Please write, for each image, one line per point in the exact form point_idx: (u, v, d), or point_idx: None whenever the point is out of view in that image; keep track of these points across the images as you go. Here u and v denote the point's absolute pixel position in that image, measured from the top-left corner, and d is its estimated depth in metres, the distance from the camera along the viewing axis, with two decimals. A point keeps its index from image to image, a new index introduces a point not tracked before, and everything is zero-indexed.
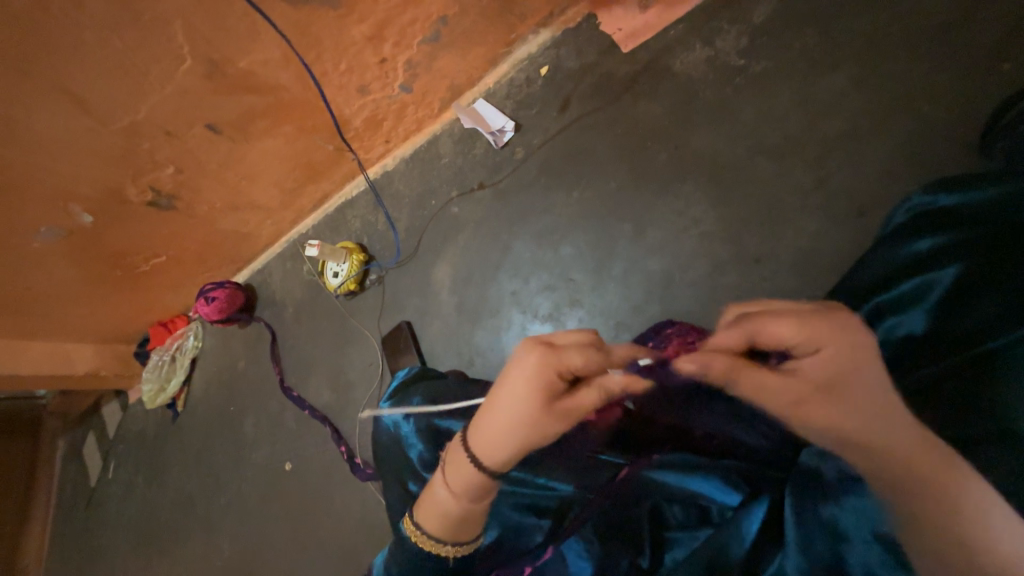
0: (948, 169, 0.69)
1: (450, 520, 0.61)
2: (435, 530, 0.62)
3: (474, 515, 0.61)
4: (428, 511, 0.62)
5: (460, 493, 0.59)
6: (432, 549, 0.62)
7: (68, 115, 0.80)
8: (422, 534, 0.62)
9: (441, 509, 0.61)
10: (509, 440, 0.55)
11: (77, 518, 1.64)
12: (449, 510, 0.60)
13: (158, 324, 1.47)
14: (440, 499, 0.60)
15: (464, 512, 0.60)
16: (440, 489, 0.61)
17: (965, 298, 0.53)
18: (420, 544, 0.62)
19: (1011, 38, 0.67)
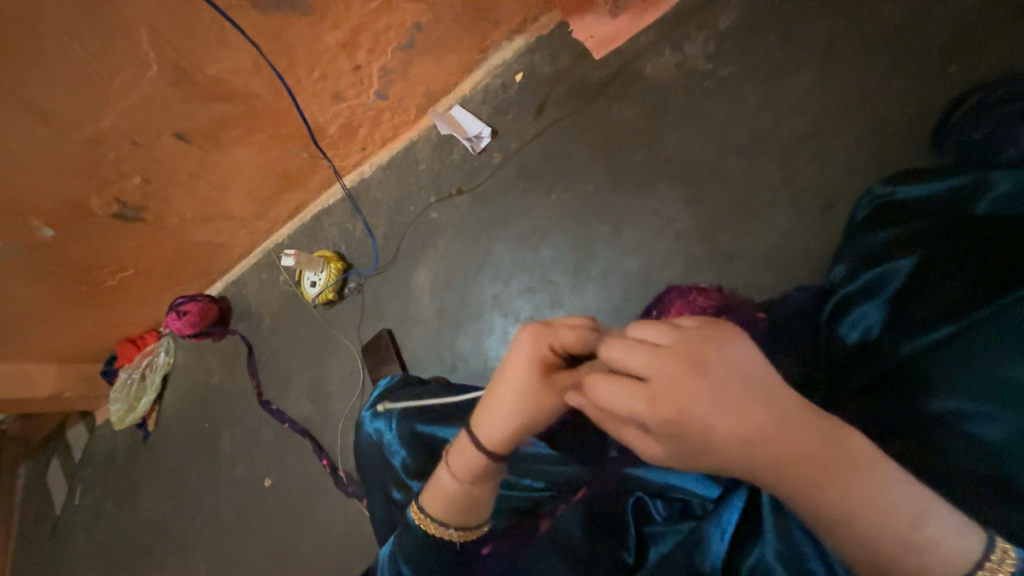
0: (905, 165, 0.73)
1: (455, 503, 0.60)
2: (440, 513, 0.61)
3: (481, 494, 0.60)
4: (432, 496, 0.61)
5: (466, 476, 0.59)
6: (436, 533, 0.60)
7: (27, 125, 0.77)
8: (425, 516, 0.61)
9: (446, 493, 0.60)
10: (510, 425, 0.54)
11: (40, 548, 1.55)
12: (455, 493, 0.60)
13: (125, 341, 1.41)
14: (445, 484, 0.60)
15: (470, 495, 0.60)
16: (445, 475, 0.60)
17: (925, 283, 0.56)
18: (421, 527, 0.61)
19: (957, 42, 0.71)
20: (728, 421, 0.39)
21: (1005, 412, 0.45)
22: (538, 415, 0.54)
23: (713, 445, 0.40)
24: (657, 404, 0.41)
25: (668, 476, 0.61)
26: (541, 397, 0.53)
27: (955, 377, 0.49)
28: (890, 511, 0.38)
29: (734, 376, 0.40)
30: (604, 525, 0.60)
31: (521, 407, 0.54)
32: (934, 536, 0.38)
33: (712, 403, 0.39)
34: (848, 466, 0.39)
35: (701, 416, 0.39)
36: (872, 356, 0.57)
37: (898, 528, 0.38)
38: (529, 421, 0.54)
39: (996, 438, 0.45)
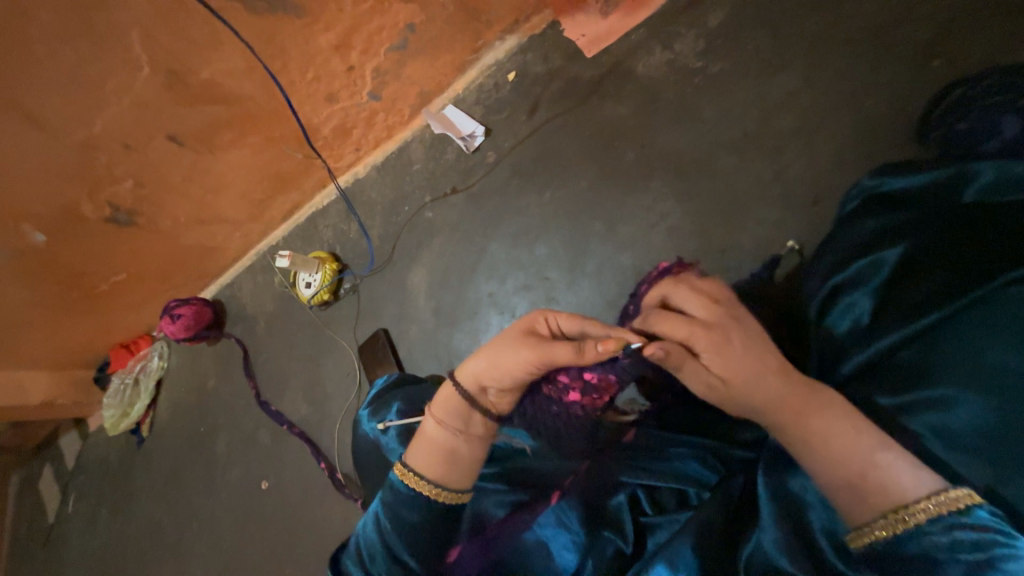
0: (893, 157, 0.74)
1: (433, 455, 0.62)
2: (422, 466, 0.62)
3: (461, 449, 0.62)
4: (417, 447, 0.64)
5: (445, 423, 0.63)
6: (413, 487, 0.61)
7: (18, 130, 0.76)
8: (409, 471, 0.62)
9: (428, 441, 0.63)
10: (482, 371, 0.61)
11: (33, 558, 1.53)
12: (435, 442, 0.63)
13: (118, 347, 1.40)
14: (428, 430, 0.64)
15: (448, 447, 0.62)
16: (430, 423, 0.64)
17: (911, 273, 0.56)
18: (403, 480, 0.62)
19: (940, 38, 0.73)
20: (746, 364, 0.52)
21: (984, 399, 0.48)
22: (506, 364, 0.59)
23: (733, 377, 0.52)
24: (709, 331, 0.53)
25: (668, 464, 0.63)
26: (512, 351, 0.58)
27: (942, 366, 0.51)
28: (854, 442, 0.48)
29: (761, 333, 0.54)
30: (600, 514, 0.61)
31: (491, 354, 0.60)
32: (891, 464, 0.46)
33: (748, 346, 0.52)
34: (825, 403, 0.50)
35: (737, 349, 0.52)
36: (860, 343, 0.58)
37: (862, 456, 0.47)
38: (497, 369, 0.59)
39: (978, 422, 0.48)
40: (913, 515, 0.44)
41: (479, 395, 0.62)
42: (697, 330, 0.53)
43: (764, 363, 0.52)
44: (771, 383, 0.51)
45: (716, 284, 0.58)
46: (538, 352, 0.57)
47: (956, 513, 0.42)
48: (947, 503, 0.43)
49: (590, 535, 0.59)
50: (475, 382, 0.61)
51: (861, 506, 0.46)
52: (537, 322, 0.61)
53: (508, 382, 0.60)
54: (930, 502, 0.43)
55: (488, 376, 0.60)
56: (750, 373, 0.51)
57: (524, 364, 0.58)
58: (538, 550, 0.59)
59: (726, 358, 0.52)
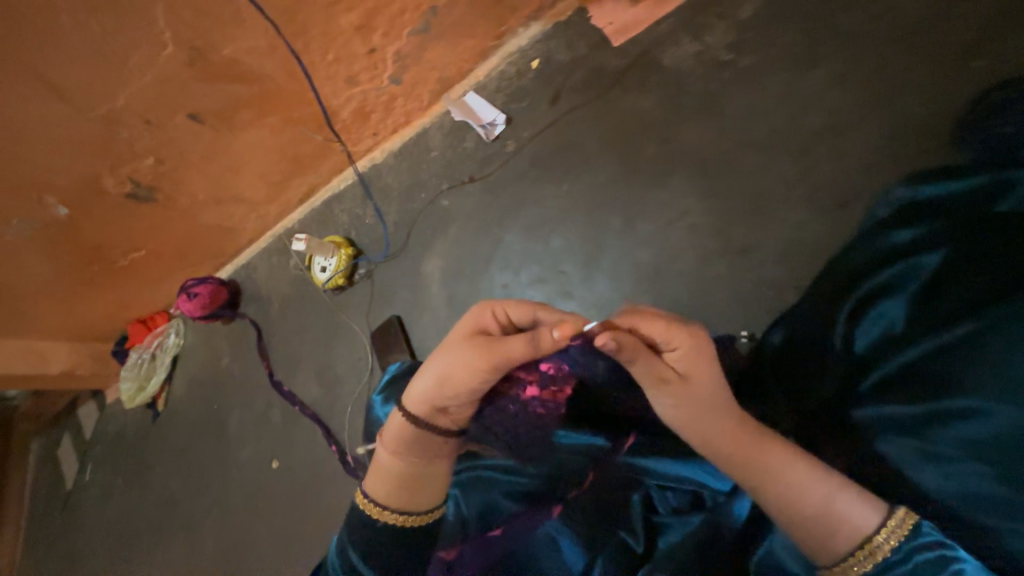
0: (929, 161, 0.71)
1: (392, 482, 0.62)
2: (381, 496, 0.62)
3: (421, 473, 0.62)
4: (373, 478, 0.63)
5: (398, 450, 0.62)
6: (377, 518, 0.60)
7: (43, 103, 0.77)
8: (369, 501, 0.62)
9: (384, 472, 0.63)
10: (433, 382, 0.59)
11: (51, 522, 1.59)
12: (390, 470, 0.62)
13: (136, 322, 1.43)
14: (382, 461, 0.63)
15: (405, 472, 0.62)
16: (383, 455, 0.64)
17: (945, 282, 0.54)
18: (365, 511, 0.61)
19: (988, 35, 0.69)
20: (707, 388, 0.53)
21: (1015, 409, 0.46)
22: (458, 369, 0.57)
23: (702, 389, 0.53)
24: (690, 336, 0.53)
25: (679, 468, 0.62)
26: (461, 356, 0.57)
27: (968, 378, 0.49)
28: (803, 488, 0.49)
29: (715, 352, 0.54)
30: (611, 515, 0.61)
31: (440, 364, 0.59)
32: (845, 499, 0.48)
33: (708, 368, 0.53)
34: (770, 446, 0.51)
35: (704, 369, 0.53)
36: (889, 353, 0.56)
37: (817, 495, 0.48)
38: (449, 377, 0.58)
39: (999, 434, 0.47)
40: (877, 549, 0.46)
41: (434, 415, 0.61)
42: (678, 333, 0.52)
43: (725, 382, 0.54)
44: (720, 411, 0.53)
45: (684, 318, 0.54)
46: (489, 354, 0.55)
47: (911, 535, 0.46)
48: (898, 527, 0.46)
49: (599, 530, 0.59)
50: (430, 404, 0.60)
51: (827, 544, 0.48)
52: (486, 317, 0.59)
53: (461, 391, 0.58)
54: (886, 533, 0.46)
55: (441, 383, 0.58)
56: (710, 387, 0.53)
57: (476, 366, 0.56)
58: (546, 546, 0.59)
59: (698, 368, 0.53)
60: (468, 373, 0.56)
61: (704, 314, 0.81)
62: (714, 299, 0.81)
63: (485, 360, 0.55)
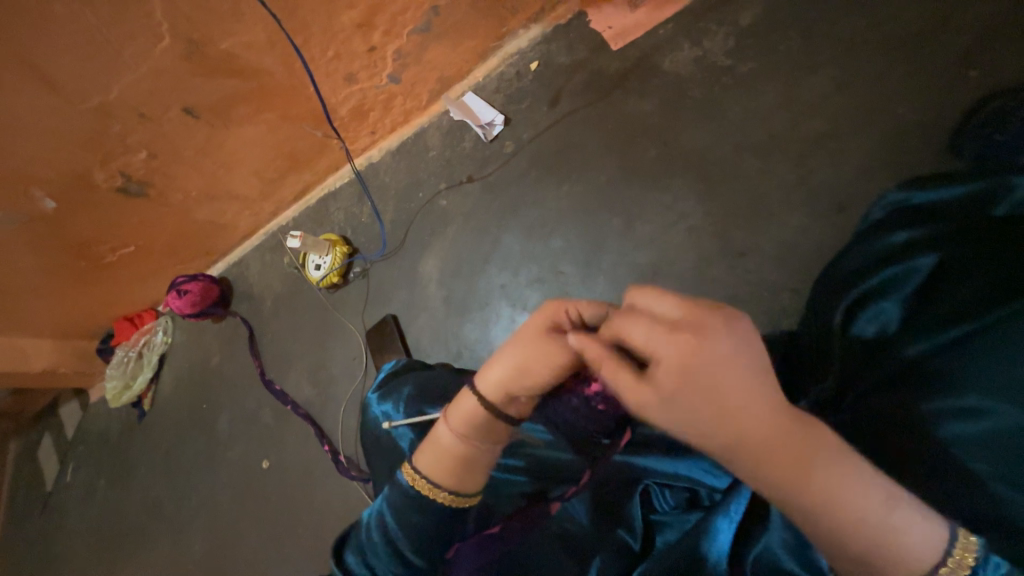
0: (922, 169, 0.73)
1: (449, 462, 0.58)
2: (436, 474, 0.59)
3: (481, 458, 0.59)
4: (427, 452, 0.60)
5: (463, 433, 0.58)
6: (429, 494, 0.58)
7: (34, 93, 0.75)
8: (421, 478, 0.59)
9: (441, 450, 0.59)
10: (511, 376, 0.55)
11: (29, 525, 1.54)
12: (448, 449, 0.59)
13: (123, 319, 1.40)
14: (443, 439, 0.59)
15: (467, 456, 0.58)
16: (444, 431, 0.59)
17: (942, 283, 0.56)
18: (416, 489, 0.59)
19: (977, 48, 0.71)
20: (719, 408, 0.40)
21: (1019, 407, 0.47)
22: (538, 364, 0.53)
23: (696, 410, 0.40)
24: (679, 332, 0.41)
25: (679, 464, 0.62)
26: (541, 351, 0.53)
27: (970, 375, 0.50)
28: (871, 520, 0.38)
29: (728, 357, 0.40)
30: (612, 514, 0.62)
31: (518, 355, 0.55)
32: (907, 521, 0.38)
33: (716, 381, 0.40)
34: (830, 472, 0.39)
35: (701, 382, 0.40)
36: (884, 353, 0.57)
37: (868, 515, 0.38)
38: (528, 367, 0.54)
39: (1001, 431, 0.47)
40: None
41: (506, 403, 0.57)
42: (656, 332, 0.42)
43: (740, 409, 0.40)
44: (756, 432, 0.39)
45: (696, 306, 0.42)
46: (568, 352, 0.52)
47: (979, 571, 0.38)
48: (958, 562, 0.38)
49: (598, 527, 0.61)
50: (503, 391, 0.56)
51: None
52: (560, 313, 0.54)
53: (537, 384, 0.54)
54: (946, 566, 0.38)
55: (518, 377, 0.55)
56: (717, 412, 0.40)
57: (556, 364, 0.52)
58: (544, 544, 0.60)
59: (688, 371, 0.40)
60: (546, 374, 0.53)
61: None
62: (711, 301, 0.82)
63: (566, 358, 0.52)
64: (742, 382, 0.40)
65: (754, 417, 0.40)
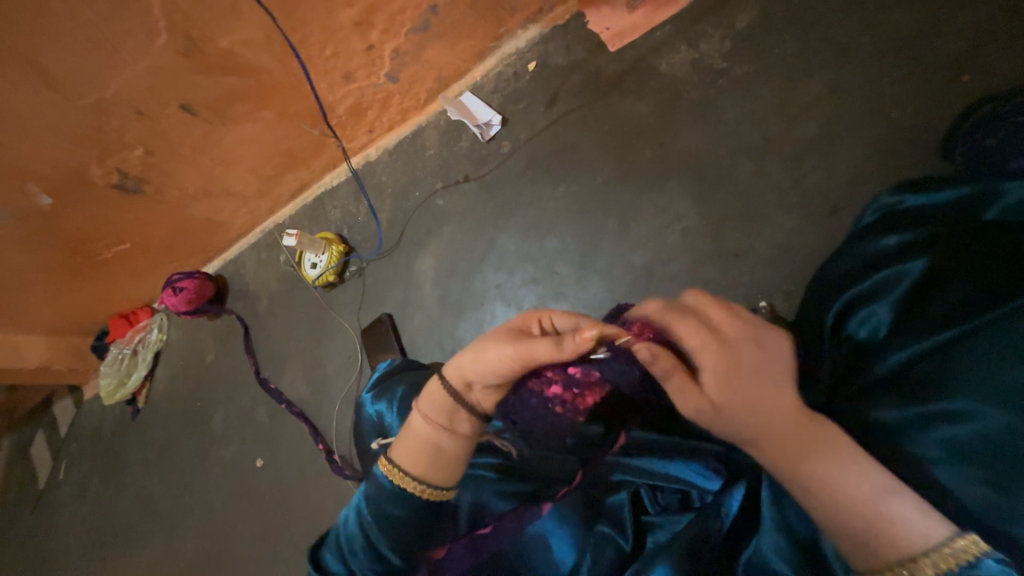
0: (915, 173, 0.73)
1: (418, 450, 0.61)
2: (406, 463, 0.61)
3: (446, 449, 0.61)
4: (402, 439, 0.63)
5: (431, 421, 0.62)
6: (401, 485, 0.60)
7: (31, 88, 0.75)
8: (393, 467, 0.62)
9: (412, 439, 0.62)
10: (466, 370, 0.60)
11: (21, 522, 1.53)
12: (417, 437, 0.62)
13: (118, 316, 1.39)
14: (415, 425, 0.63)
15: (432, 444, 0.61)
16: (417, 418, 0.63)
17: (931, 287, 0.56)
18: (389, 478, 0.61)
19: (970, 53, 0.72)
20: (756, 410, 0.51)
21: (1005, 411, 0.47)
22: (491, 358, 0.57)
23: (742, 414, 0.51)
24: (725, 349, 0.53)
25: (670, 465, 0.62)
26: (492, 345, 0.58)
27: (961, 378, 0.50)
28: (865, 501, 0.46)
29: (767, 369, 0.52)
30: (599, 511, 0.63)
31: (477, 346, 0.59)
32: (900, 510, 0.45)
33: (754, 388, 0.51)
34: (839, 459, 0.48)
35: (743, 391, 0.51)
36: (875, 357, 0.57)
37: (867, 500, 0.46)
38: (482, 358, 0.58)
39: (992, 436, 0.47)
40: (920, 570, 0.44)
41: (464, 390, 0.61)
42: (710, 347, 0.53)
43: (772, 412, 0.50)
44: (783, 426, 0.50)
45: (748, 331, 0.54)
46: (517, 350, 0.56)
47: (966, 564, 0.43)
48: (958, 553, 0.43)
49: (588, 529, 0.61)
50: (461, 377, 0.61)
51: (867, 551, 0.46)
52: (533, 318, 0.60)
53: (487, 376, 0.58)
54: (941, 556, 0.44)
55: (470, 367, 0.59)
56: (759, 414, 0.51)
57: (503, 359, 0.56)
58: (536, 545, 0.60)
59: (738, 382, 0.51)
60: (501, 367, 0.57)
61: None
62: None
63: (513, 354, 0.56)
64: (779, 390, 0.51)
65: (784, 417, 0.50)
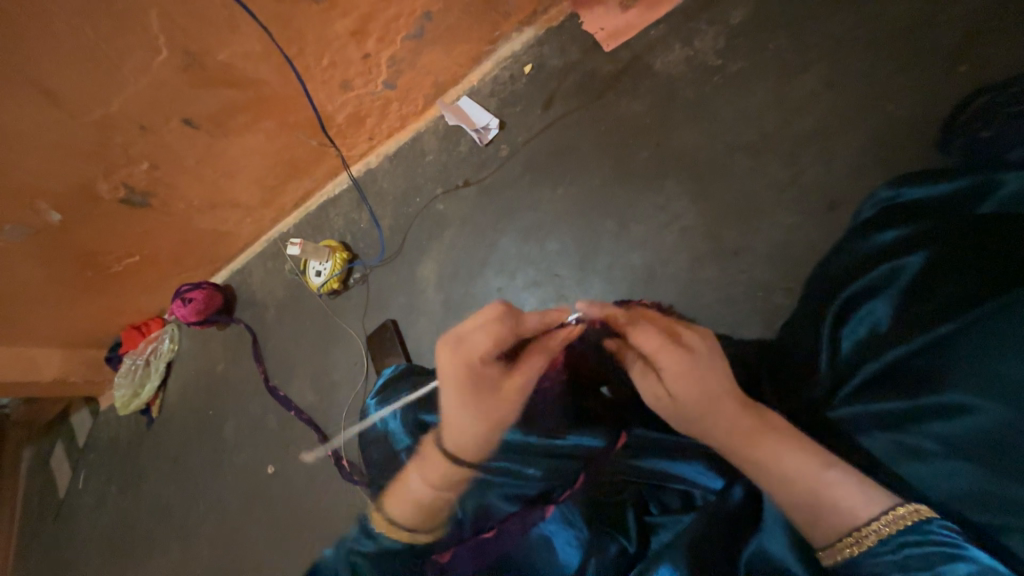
0: (916, 165, 0.72)
1: (429, 512, 0.63)
2: (417, 520, 0.62)
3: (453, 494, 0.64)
4: (401, 501, 0.63)
5: (437, 484, 0.63)
6: (410, 541, 0.62)
7: (38, 108, 0.77)
8: (400, 527, 0.62)
9: (420, 505, 0.63)
10: (472, 434, 0.64)
11: (43, 531, 1.57)
12: (424, 500, 0.63)
13: (130, 328, 1.42)
14: (415, 488, 0.63)
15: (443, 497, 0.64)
16: (417, 481, 0.64)
17: (929, 281, 0.55)
18: (398, 539, 0.62)
19: (969, 43, 0.71)
20: (704, 403, 0.56)
21: (1003, 405, 0.47)
22: (506, 403, 0.65)
23: (689, 410, 0.57)
24: (677, 349, 0.57)
25: (675, 466, 0.63)
26: (478, 402, 0.64)
27: (959, 373, 0.50)
28: (804, 476, 0.50)
29: (715, 370, 0.57)
30: (603, 513, 0.64)
31: (488, 408, 0.64)
32: (835, 480, 0.49)
33: (699, 386, 0.56)
34: (768, 431, 0.53)
35: (682, 391, 0.56)
36: (873, 354, 0.57)
37: (806, 474, 0.50)
38: (497, 411, 0.65)
39: (989, 431, 0.47)
40: (865, 538, 0.47)
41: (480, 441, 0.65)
42: (670, 351, 0.57)
43: (720, 406, 0.56)
44: (723, 413, 0.55)
45: (700, 335, 0.60)
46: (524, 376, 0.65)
47: (905, 531, 0.45)
48: (897, 520, 0.46)
49: (592, 531, 0.62)
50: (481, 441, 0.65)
51: (821, 527, 0.49)
52: (470, 363, 0.62)
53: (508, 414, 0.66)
54: (882, 523, 0.46)
55: (479, 419, 0.64)
56: (705, 404, 0.56)
57: (519, 396, 0.65)
58: (541, 546, 0.63)
59: (688, 377, 0.56)
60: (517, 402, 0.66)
61: (696, 316, 0.82)
62: (707, 301, 0.82)
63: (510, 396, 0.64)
64: (724, 390, 0.56)
65: (727, 411, 0.55)
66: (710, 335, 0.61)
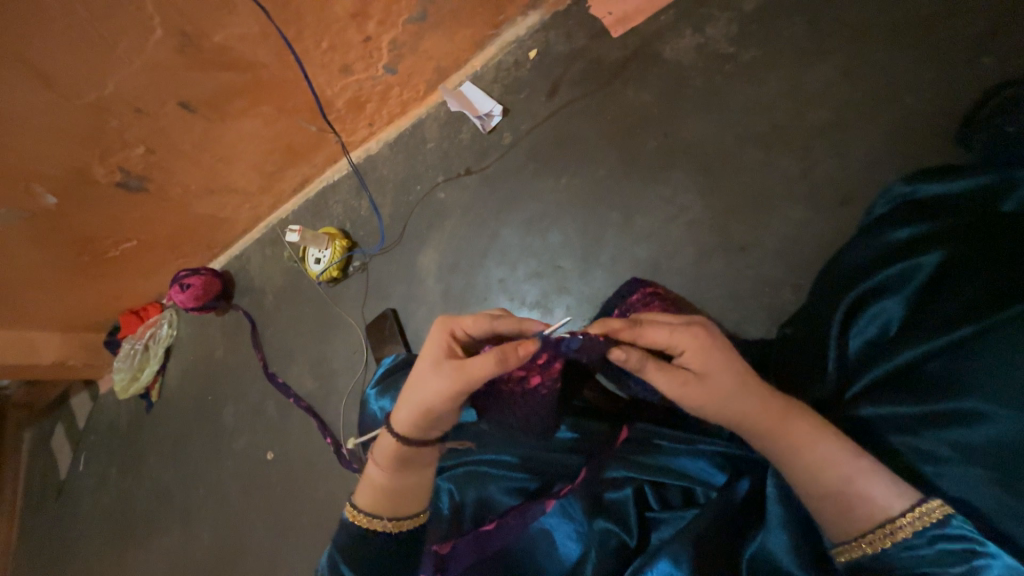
0: (930, 161, 0.71)
1: (381, 497, 0.65)
2: (373, 505, 0.65)
3: (401, 484, 0.65)
4: (364, 491, 0.66)
5: (389, 465, 0.65)
6: (366, 525, 0.64)
7: (29, 90, 0.75)
8: (360, 513, 0.65)
9: (373, 485, 0.66)
10: (409, 408, 0.62)
11: (44, 511, 1.59)
12: (378, 482, 0.65)
13: (129, 312, 1.41)
14: (370, 474, 0.66)
15: (391, 485, 0.65)
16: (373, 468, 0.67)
17: (948, 282, 0.55)
18: (365, 526, 0.64)
19: (990, 35, 0.69)
20: (722, 393, 0.54)
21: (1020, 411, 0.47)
22: (437, 390, 0.59)
23: (709, 402, 0.54)
24: (691, 334, 0.55)
25: (674, 460, 0.64)
26: (426, 375, 0.61)
27: (975, 376, 0.50)
28: (835, 467, 0.50)
29: (726, 355, 0.56)
30: (604, 507, 0.63)
31: (422, 391, 0.61)
32: (867, 473, 0.49)
33: (721, 375, 0.54)
34: (794, 424, 0.52)
35: (707, 380, 0.54)
36: (885, 354, 0.56)
37: (839, 468, 0.50)
38: (428, 396, 0.60)
39: (1004, 435, 0.47)
40: (898, 529, 0.47)
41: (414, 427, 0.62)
42: (686, 337, 0.55)
43: (740, 396, 0.54)
44: (747, 403, 0.53)
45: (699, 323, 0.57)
46: (461, 371, 0.58)
47: (934, 525, 0.46)
48: (928, 515, 0.47)
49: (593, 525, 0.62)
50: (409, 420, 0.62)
51: (848, 521, 0.49)
52: (445, 337, 0.63)
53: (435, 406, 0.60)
54: (910, 516, 0.47)
55: (414, 397, 0.61)
56: (723, 392, 0.54)
57: (448, 387, 0.58)
58: (541, 538, 0.62)
59: (704, 365, 0.54)
60: (447, 395, 0.59)
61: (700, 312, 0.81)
62: (711, 298, 0.81)
63: (452, 381, 0.58)
64: (745, 377, 0.54)
65: (747, 403, 0.53)
66: (704, 319, 0.59)
